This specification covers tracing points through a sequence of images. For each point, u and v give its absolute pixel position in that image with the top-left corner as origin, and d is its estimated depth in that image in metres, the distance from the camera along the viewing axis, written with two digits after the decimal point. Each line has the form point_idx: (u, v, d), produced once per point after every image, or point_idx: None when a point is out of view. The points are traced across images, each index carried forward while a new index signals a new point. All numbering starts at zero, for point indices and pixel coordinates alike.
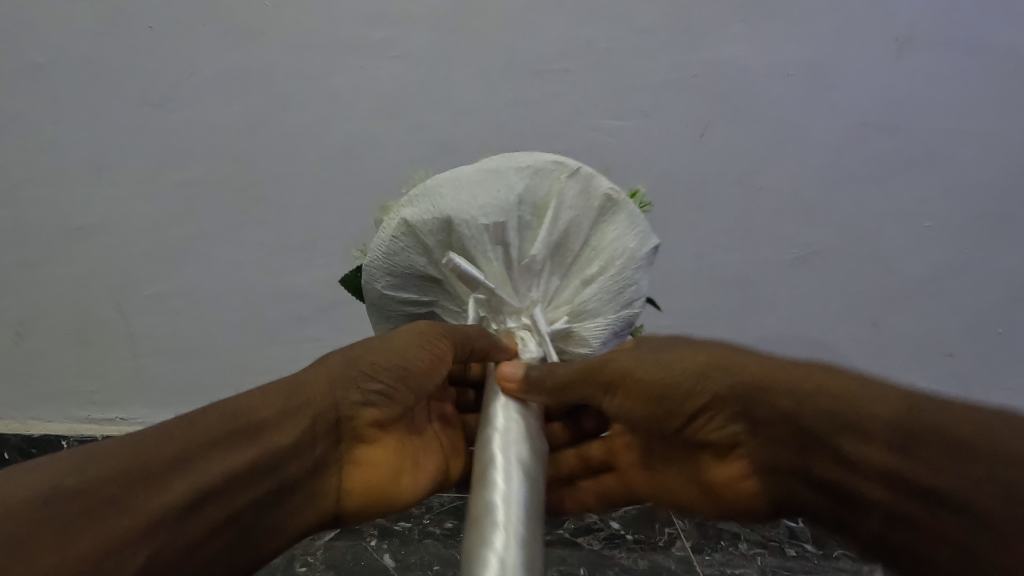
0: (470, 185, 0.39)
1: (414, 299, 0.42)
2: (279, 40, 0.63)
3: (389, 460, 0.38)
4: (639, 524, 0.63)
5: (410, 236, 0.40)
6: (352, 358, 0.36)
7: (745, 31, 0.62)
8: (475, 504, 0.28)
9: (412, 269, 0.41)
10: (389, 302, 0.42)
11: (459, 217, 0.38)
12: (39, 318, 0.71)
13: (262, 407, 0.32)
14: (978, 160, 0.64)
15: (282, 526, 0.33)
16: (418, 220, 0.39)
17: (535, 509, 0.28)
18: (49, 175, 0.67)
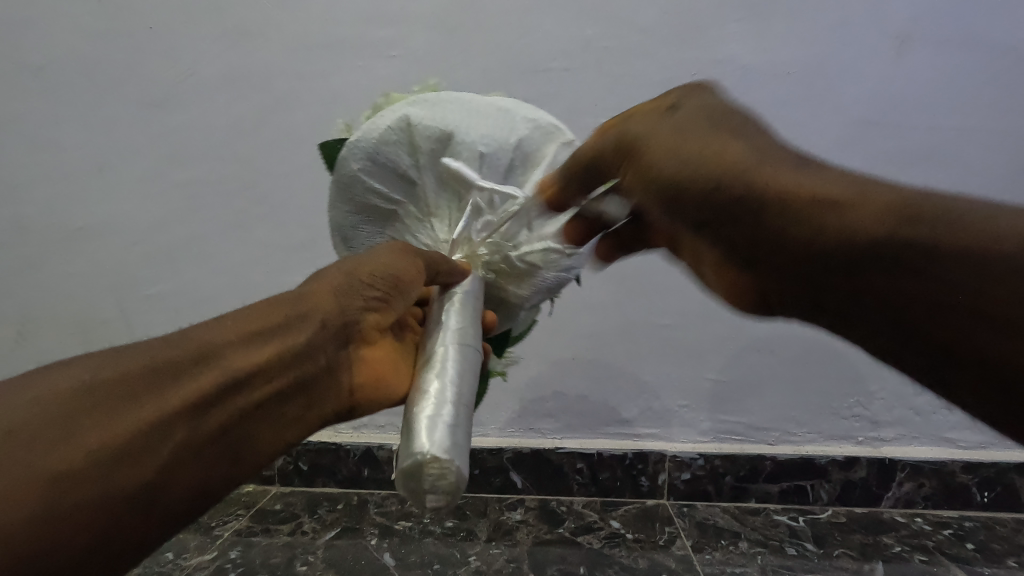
0: (478, 115, 0.40)
1: (380, 191, 0.41)
2: (280, 41, 0.64)
3: (391, 359, 0.37)
4: (638, 525, 0.65)
5: (405, 133, 0.39)
6: (348, 269, 0.35)
7: (746, 29, 0.62)
8: (417, 400, 0.28)
9: (393, 166, 0.40)
10: (358, 184, 0.40)
11: (459, 134, 0.39)
12: (42, 318, 0.71)
13: (262, 315, 0.32)
14: (980, 158, 0.64)
15: (298, 423, 0.33)
16: (420, 123, 0.39)
17: (466, 406, 0.28)
18: (51, 176, 0.67)
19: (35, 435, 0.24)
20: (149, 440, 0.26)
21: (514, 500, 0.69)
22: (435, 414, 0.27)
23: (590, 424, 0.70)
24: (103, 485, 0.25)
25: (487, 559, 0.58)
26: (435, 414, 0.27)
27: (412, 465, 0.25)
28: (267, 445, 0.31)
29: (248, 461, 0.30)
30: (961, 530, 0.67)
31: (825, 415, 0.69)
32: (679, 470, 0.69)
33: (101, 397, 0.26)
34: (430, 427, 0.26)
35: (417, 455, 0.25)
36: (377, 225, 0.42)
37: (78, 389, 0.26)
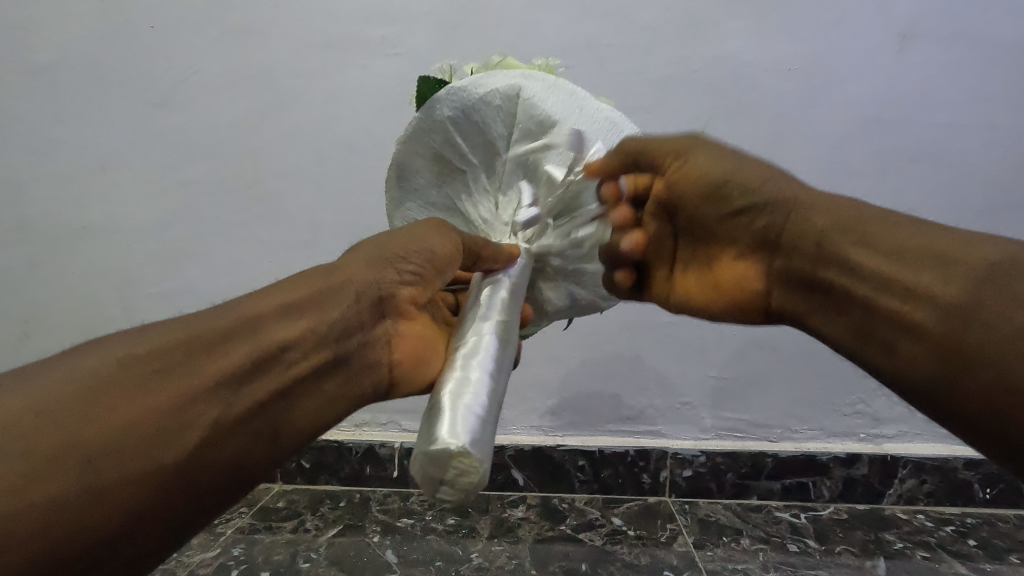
0: (581, 112, 0.40)
1: (460, 148, 0.41)
2: (281, 39, 0.64)
3: (429, 334, 0.37)
4: (640, 522, 0.65)
5: (508, 102, 0.39)
6: (382, 244, 0.35)
7: (746, 25, 0.62)
8: (440, 385, 0.28)
9: (484, 130, 0.40)
10: (442, 133, 0.41)
11: (561, 127, 0.40)
12: (45, 317, 0.71)
13: (291, 289, 0.32)
14: (981, 154, 0.64)
15: (337, 400, 0.32)
16: (529, 99, 0.39)
17: (498, 397, 0.28)
18: (54, 176, 0.67)
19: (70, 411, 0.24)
20: (181, 416, 0.26)
21: (516, 497, 0.70)
22: (456, 399, 0.26)
23: (592, 422, 0.70)
24: (130, 462, 0.25)
25: (489, 556, 0.58)
26: (457, 400, 0.26)
27: (434, 456, 0.24)
28: (310, 421, 0.31)
29: (286, 438, 0.30)
30: (963, 527, 0.66)
31: (827, 412, 0.69)
32: (681, 467, 0.70)
33: (130, 373, 0.26)
34: (453, 411, 0.25)
35: (439, 448, 0.24)
36: (435, 177, 0.43)
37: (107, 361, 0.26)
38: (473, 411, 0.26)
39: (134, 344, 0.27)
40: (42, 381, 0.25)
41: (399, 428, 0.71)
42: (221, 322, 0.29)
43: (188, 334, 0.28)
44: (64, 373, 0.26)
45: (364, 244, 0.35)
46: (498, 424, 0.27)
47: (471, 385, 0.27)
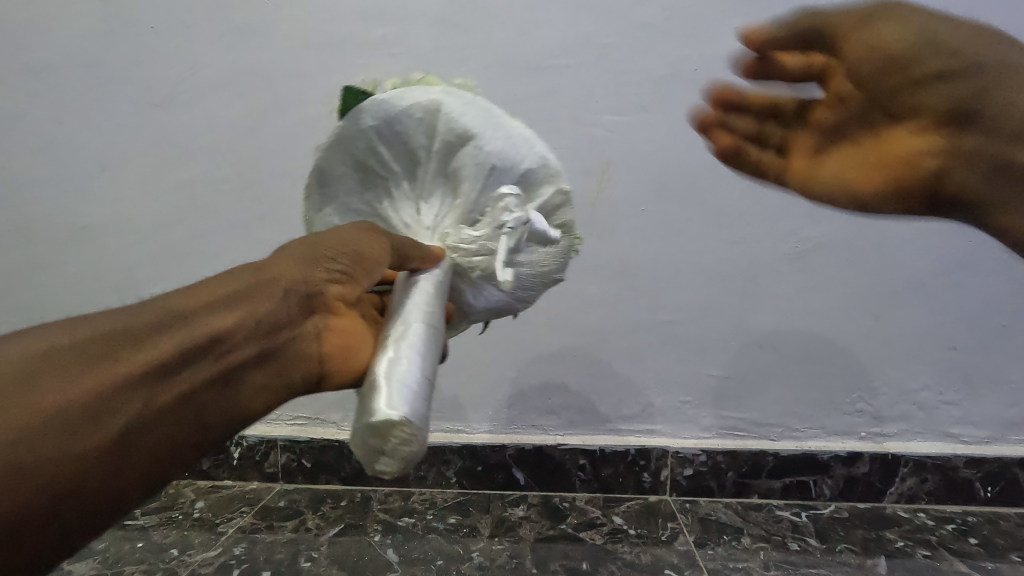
0: (500, 129, 0.41)
1: (383, 156, 0.42)
2: (281, 38, 0.64)
3: (360, 331, 0.37)
4: (641, 521, 0.65)
5: (429, 116, 0.41)
6: (310, 242, 0.35)
7: (746, 24, 0.62)
8: (374, 367, 0.31)
9: (405, 140, 0.42)
10: (365, 140, 0.42)
11: (480, 141, 0.41)
12: (45, 317, 0.71)
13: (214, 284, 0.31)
14: None
15: (261, 392, 0.32)
16: (450, 113, 0.41)
17: (429, 371, 0.31)
18: (55, 176, 0.67)
19: None
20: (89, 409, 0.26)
21: (517, 496, 0.70)
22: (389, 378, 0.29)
23: (593, 421, 0.70)
24: (33, 452, 0.24)
25: (490, 555, 0.58)
26: (391, 379, 0.29)
27: (376, 428, 0.27)
28: (234, 413, 0.31)
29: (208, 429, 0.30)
30: (964, 525, 0.66)
31: (828, 411, 0.69)
32: (682, 466, 0.70)
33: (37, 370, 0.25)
34: (390, 391, 0.29)
35: (380, 420, 0.27)
36: (360, 183, 0.44)
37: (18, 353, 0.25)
38: (409, 387, 0.29)
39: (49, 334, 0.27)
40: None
41: None
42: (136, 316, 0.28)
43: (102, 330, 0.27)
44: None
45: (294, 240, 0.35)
46: (431, 399, 0.30)
47: (403, 363, 0.30)
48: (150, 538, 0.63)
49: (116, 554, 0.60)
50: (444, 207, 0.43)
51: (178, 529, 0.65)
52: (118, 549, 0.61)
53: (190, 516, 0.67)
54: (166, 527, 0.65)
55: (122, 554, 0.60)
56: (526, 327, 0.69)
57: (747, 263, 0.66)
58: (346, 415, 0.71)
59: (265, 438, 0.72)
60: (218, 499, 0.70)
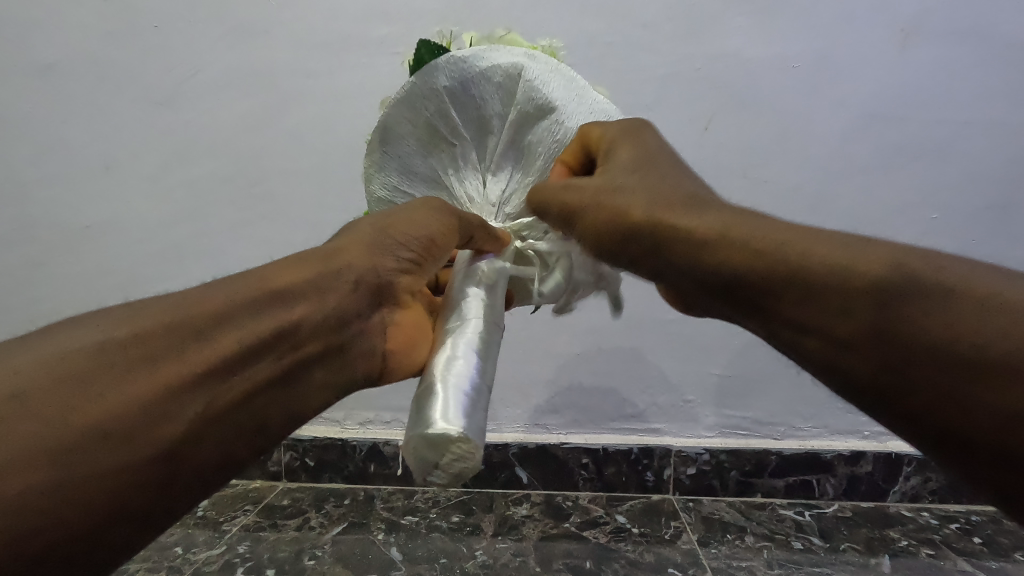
0: (584, 105, 0.41)
1: (451, 121, 0.40)
2: (284, 37, 0.64)
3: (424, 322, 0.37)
4: (644, 520, 0.65)
5: (508, 81, 0.39)
6: (382, 225, 0.35)
7: (749, 22, 0.62)
8: (429, 370, 0.30)
9: (479, 105, 0.39)
10: (435, 102, 0.39)
11: (562, 116, 0.39)
12: (48, 316, 0.71)
13: (280, 272, 0.31)
14: (985, 151, 0.63)
15: (329, 386, 0.32)
16: (532, 81, 0.39)
17: (486, 379, 0.29)
18: (58, 175, 0.68)
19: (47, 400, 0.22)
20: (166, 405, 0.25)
21: (520, 495, 0.70)
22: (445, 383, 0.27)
23: (596, 420, 0.70)
24: (111, 450, 0.23)
25: (493, 553, 0.58)
26: (447, 383, 0.28)
27: (431, 439, 0.25)
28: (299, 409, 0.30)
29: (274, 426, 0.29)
30: (968, 524, 0.66)
31: (831, 410, 0.69)
32: (685, 465, 0.70)
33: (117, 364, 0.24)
34: (444, 398, 0.27)
35: (437, 434, 0.25)
36: (423, 146, 0.41)
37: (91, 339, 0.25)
38: (462, 393, 0.27)
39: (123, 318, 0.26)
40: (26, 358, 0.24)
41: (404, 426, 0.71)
42: (207, 304, 0.28)
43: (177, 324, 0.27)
44: (51, 348, 0.24)
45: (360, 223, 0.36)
46: (488, 407, 0.28)
47: (457, 367, 0.29)
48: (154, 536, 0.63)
49: None
50: (514, 181, 0.41)
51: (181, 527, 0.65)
52: None
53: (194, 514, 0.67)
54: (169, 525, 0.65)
55: None
56: (529, 326, 0.69)
57: None
58: (349, 413, 0.71)
59: None
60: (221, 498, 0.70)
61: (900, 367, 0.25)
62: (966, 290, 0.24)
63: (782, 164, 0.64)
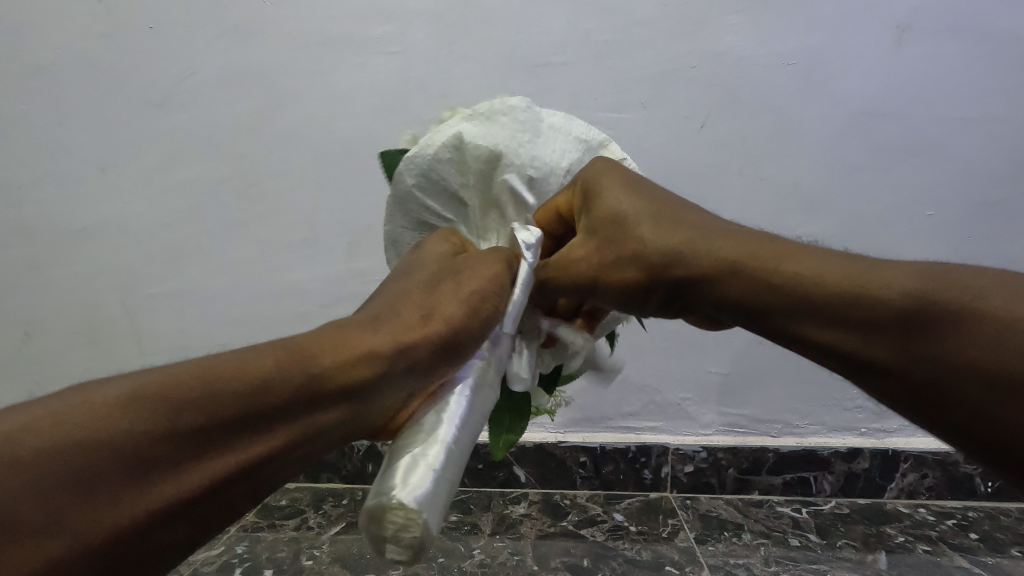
0: (526, 132, 0.41)
1: (435, 210, 0.42)
2: (279, 37, 0.64)
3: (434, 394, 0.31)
4: (641, 517, 0.65)
5: (457, 153, 0.40)
6: (452, 301, 0.32)
7: (745, 20, 0.62)
8: (405, 433, 0.28)
9: (444, 186, 0.41)
10: (412, 201, 0.42)
11: (510, 157, 0.40)
12: (46, 318, 0.71)
13: (337, 344, 0.27)
14: (982, 147, 0.63)
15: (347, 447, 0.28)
16: (474, 140, 0.40)
17: (459, 460, 0.28)
18: (55, 177, 0.68)
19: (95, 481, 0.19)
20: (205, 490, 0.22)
21: (518, 494, 0.70)
22: (416, 458, 0.26)
23: (594, 418, 0.71)
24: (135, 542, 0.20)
25: (491, 552, 0.58)
26: (417, 457, 0.26)
27: (375, 509, 0.25)
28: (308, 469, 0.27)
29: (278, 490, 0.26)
30: (964, 520, 0.67)
31: (828, 407, 0.69)
32: (682, 463, 0.70)
33: (168, 446, 0.21)
34: (408, 468, 0.26)
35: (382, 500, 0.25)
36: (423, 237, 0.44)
37: (137, 403, 0.21)
38: (431, 470, 0.26)
39: (176, 376, 0.23)
40: (69, 415, 0.20)
41: None
42: (264, 380, 0.24)
43: (233, 405, 0.23)
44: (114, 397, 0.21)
45: (441, 293, 0.32)
46: (452, 489, 0.27)
47: (435, 437, 0.28)
48: None
49: None
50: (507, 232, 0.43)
51: None
52: None
53: None
54: None
55: None
56: None
57: None
58: None
59: None
60: None
61: (925, 356, 0.28)
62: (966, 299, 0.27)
63: (778, 163, 0.64)
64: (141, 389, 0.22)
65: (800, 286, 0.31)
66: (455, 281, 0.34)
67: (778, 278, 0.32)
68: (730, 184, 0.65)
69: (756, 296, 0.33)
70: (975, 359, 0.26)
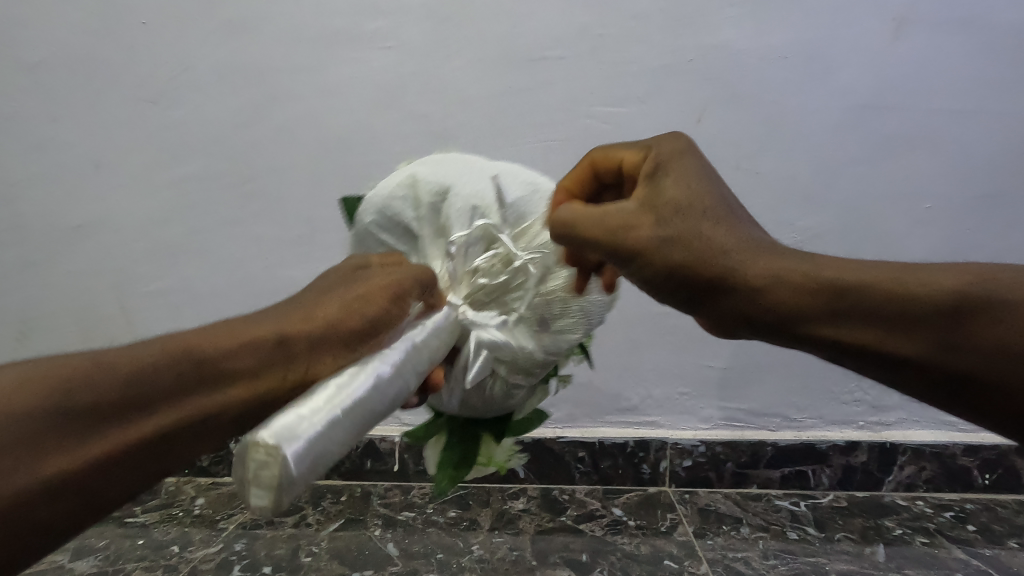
0: (475, 171, 0.42)
1: (391, 246, 0.42)
2: (272, 32, 0.63)
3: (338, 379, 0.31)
4: (640, 512, 0.65)
5: (408, 189, 0.41)
6: (345, 299, 0.34)
7: (742, 13, 0.61)
8: (319, 381, 0.26)
9: (450, 176, 0.42)
10: (369, 237, 0.42)
11: (458, 188, 0.40)
12: (41, 316, 0.71)
13: (219, 335, 0.28)
14: (978, 139, 0.63)
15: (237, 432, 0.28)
16: (421, 179, 0.41)
17: (360, 425, 0.25)
18: (50, 175, 0.67)
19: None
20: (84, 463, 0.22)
21: (516, 489, 0.70)
22: (318, 402, 0.24)
23: (592, 413, 0.71)
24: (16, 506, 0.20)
25: (490, 547, 0.58)
26: (320, 403, 0.24)
27: (257, 438, 0.22)
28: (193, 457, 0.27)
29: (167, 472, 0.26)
30: (962, 513, 0.67)
31: (826, 400, 0.69)
32: (681, 457, 0.70)
33: (68, 414, 0.22)
34: (307, 408, 0.23)
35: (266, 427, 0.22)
36: None
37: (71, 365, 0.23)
38: (329, 416, 0.23)
39: (68, 359, 0.23)
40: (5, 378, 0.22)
41: (400, 423, 0.72)
42: (152, 361, 0.25)
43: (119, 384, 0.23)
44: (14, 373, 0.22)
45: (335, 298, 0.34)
46: (344, 450, 0.24)
47: (346, 390, 0.25)
48: (151, 535, 0.63)
49: (116, 551, 0.61)
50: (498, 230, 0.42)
51: (177, 525, 0.65)
52: (117, 546, 0.61)
53: (191, 512, 0.67)
54: (166, 523, 0.65)
55: (122, 551, 0.61)
56: None
57: None
58: None
59: None
60: (217, 496, 0.70)
61: (958, 345, 0.28)
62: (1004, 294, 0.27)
63: (775, 156, 0.64)
64: (32, 368, 0.22)
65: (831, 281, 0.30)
66: (340, 292, 0.35)
67: (783, 276, 0.31)
68: (727, 178, 0.65)
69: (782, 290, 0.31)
70: (992, 352, 0.27)
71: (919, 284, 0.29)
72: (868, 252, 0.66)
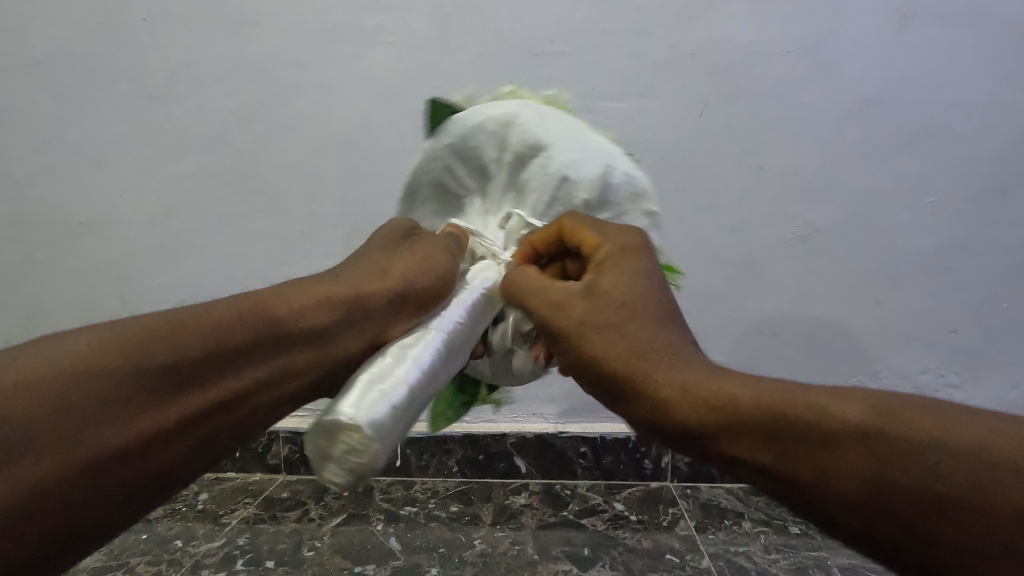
0: (576, 139, 0.41)
1: (459, 176, 0.43)
2: (273, 29, 0.63)
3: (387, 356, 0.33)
4: (642, 507, 0.65)
5: (501, 129, 0.42)
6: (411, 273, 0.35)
7: (745, 6, 0.61)
8: (368, 366, 0.29)
9: (478, 155, 0.42)
10: (440, 160, 0.43)
11: (551, 151, 0.40)
12: (45, 313, 0.71)
13: (290, 297, 0.31)
14: (982, 133, 0.63)
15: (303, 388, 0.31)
16: (523, 125, 0.41)
17: (416, 402, 0.28)
18: (52, 171, 0.67)
19: (64, 399, 0.23)
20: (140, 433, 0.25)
21: (518, 484, 0.70)
22: (375, 388, 0.26)
23: (594, 409, 0.71)
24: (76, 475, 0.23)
25: (492, 542, 0.59)
26: (374, 387, 0.26)
27: (326, 427, 0.25)
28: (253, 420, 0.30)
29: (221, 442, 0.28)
30: None
31: None
32: (683, 453, 0.70)
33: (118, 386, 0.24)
34: (364, 394, 0.26)
35: (333, 418, 0.25)
36: (438, 204, 0.44)
37: (106, 347, 0.25)
38: (386, 401, 0.26)
39: (136, 326, 0.26)
40: (38, 358, 0.23)
41: None
42: (214, 337, 0.27)
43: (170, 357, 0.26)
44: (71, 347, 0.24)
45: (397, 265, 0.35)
46: (406, 429, 0.27)
47: (396, 374, 0.28)
48: (155, 529, 0.63)
49: (120, 545, 0.61)
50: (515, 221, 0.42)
51: (181, 520, 0.65)
52: (121, 540, 0.62)
53: (195, 507, 0.67)
54: (169, 518, 0.66)
55: (126, 545, 0.61)
56: None
57: (746, 250, 0.66)
58: None
59: (267, 430, 0.73)
60: (221, 491, 0.71)
61: (882, 472, 0.23)
62: (937, 416, 0.23)
63: (778, 151, 0.64)
64: (100, 338, 0.25)
65: (740, 406, 0.27)
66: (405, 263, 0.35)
67: (705, 388, 0.28)
68: (729, 173, 0.64)
69: (682, 390, 0.28)
70: (923, 487, 0.22)
71: (836, 401, 0.25)
72: (870, 247, 0.66)
